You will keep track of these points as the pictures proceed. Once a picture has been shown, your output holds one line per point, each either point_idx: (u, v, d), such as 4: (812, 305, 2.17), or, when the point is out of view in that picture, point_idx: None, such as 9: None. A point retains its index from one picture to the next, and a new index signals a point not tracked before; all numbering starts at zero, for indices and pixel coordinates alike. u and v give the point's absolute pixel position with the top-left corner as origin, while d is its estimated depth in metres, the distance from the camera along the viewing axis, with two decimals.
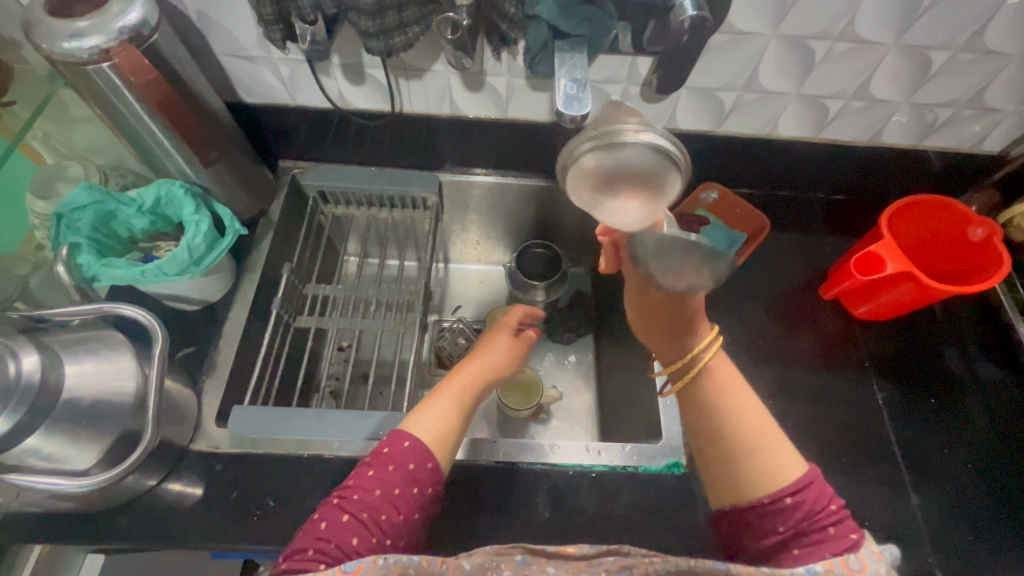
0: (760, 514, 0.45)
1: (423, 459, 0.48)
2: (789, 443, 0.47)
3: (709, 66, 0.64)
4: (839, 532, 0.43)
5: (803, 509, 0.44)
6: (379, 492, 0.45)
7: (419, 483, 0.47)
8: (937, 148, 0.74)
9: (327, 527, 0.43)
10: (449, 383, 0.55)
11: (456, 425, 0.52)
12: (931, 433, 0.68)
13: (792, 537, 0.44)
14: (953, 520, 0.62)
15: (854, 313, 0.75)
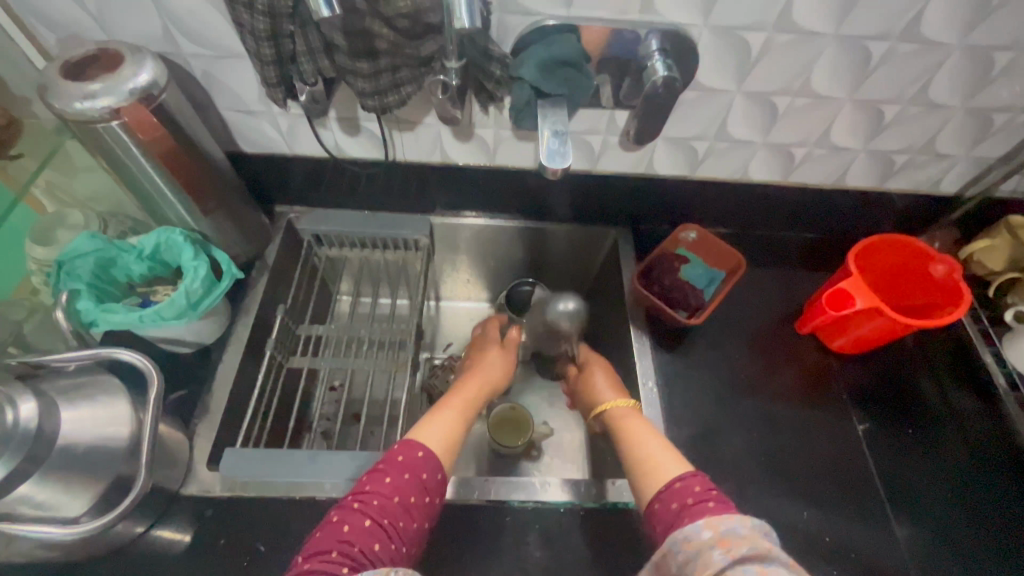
0: (660, 501, 0.49)
1: (436, 469, 0.52)
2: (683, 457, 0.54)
3: (682, 118, 0.69)
4: (719, 505, 0.46)
5: (690, 487, 0.49)
6: (396, 499, 0.49)
7: (431, 493, 0.51)
8: (898, 190, 0.79)
9: (349, 531, 0.46)
10: (452, 399, 0.63)
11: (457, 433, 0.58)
12: (912, 463, 0.70)
13: (684, 511, 0.47)
14: (939, 551, 0.64)
15: (830, 345, 0.78)
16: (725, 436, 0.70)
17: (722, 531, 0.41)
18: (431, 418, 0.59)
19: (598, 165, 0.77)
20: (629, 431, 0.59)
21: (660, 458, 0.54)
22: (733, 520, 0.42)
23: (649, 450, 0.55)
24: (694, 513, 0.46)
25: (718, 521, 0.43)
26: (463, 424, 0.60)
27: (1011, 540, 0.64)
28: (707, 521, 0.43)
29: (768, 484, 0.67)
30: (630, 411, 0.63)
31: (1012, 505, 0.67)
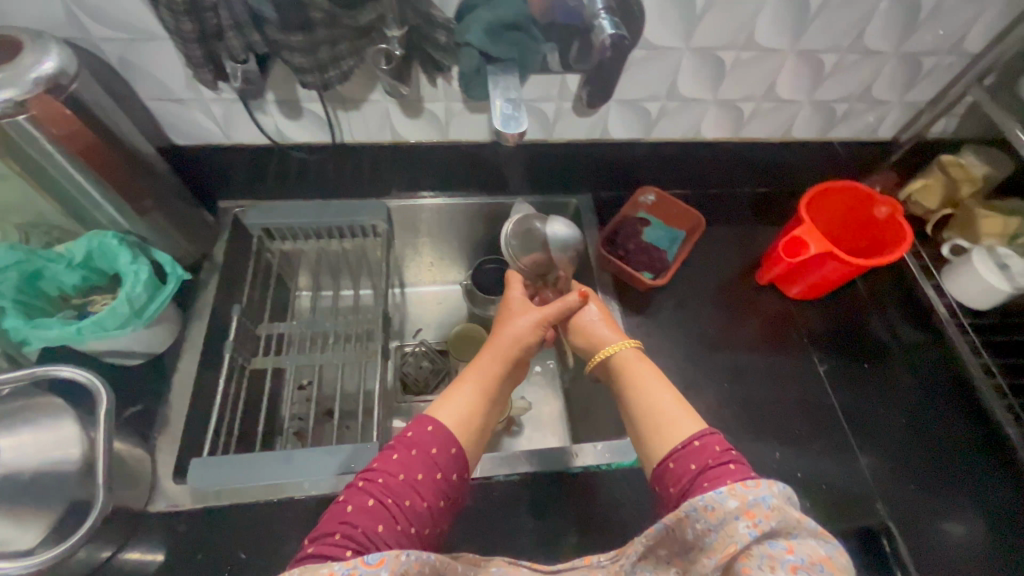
0: (675, 460, 0.49)
1: (447, 444, 0.50)
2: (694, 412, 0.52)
3: (633, 79, 0.68)
4: (739, 468, 0.46)
5: (709, 447, 0.48)
6: (402, 476, 0.48)
7: (442, 469, 0.50)
8: (840, 139, 0.82)
9: (352, 510, 0.45)
10: (470, 371, 0.58)
11: (474, 412, 0.54)
12: (870, 396, 0.74)
13: (704, 472, 0.46)
14: (898, 474, 0.68)
15: (788, 295, 0.81)
16: (699, 391, 0.72)
17: (748, 500, 0.41)
18: (451, 391, 0.56)
19: (553, 133, 0.77)
20: (639, 384, 0.56)
21: (672, 413, 0.52)
22: (760, 487, 0.41)
23: (659, 404, 0.53)
24: (713, 479, 0.45)
25: (743, 488, 0.42)
26: (486, 400, 0.56)
27: (959, 464, 0.70)
28: (730, 487, 0.42)
29: (743, 430, 0.70)
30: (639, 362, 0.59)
31: (958, 431, 0.72)
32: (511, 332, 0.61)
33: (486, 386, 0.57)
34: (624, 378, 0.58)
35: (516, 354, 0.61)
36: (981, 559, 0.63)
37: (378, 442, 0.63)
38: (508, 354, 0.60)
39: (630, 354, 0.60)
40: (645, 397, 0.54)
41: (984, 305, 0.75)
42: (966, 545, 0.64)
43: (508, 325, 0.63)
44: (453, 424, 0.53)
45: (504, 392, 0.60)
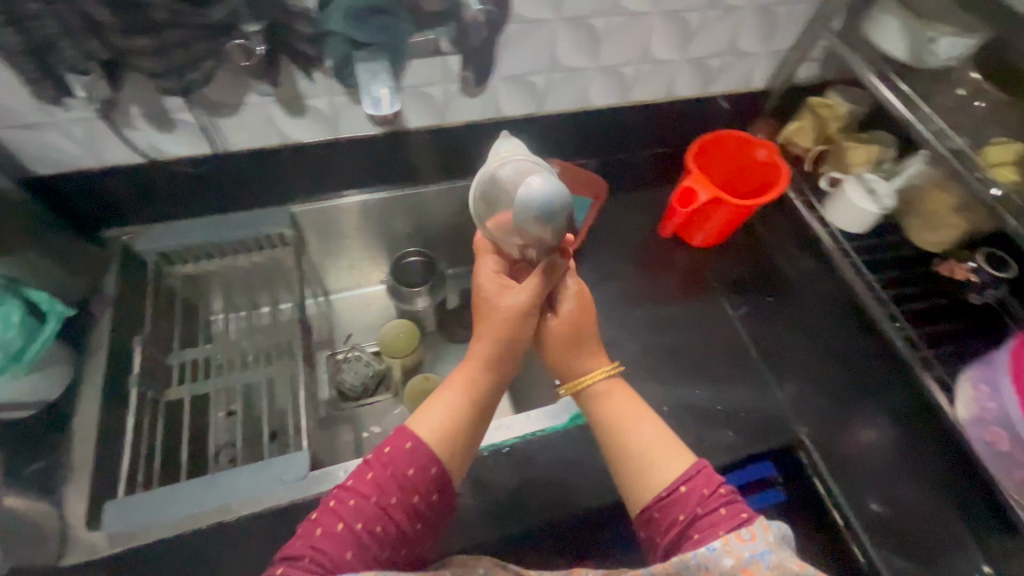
0: (662, 509, 0.48)
1: (426, 464, 0.48)
2: (681, 448, 0.51)
3: (513, 54, 0.69)
4: (729, 512, 0.46)
5: (698, 491, 0.47)
6: (375, 500, 0.46)
7: (420, 491, 0.48)
8: (722, 94, 0.87)
9: (321, 535, 0.44)
10: (459, 372, 0.54)
11: (458, 419, 0.51)
12: (777, 327, 0.80)
13: (695, 520, 0.46)
14: (807, 392, 0.75)
15: (693, 246, 0.85)
16: (623, 347, 0.76)
17: (743, 557, 0.43)
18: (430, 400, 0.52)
19: (447, 117, 0.76)
20: (620, 420, 0.53)
21: (659, 454, 0.50)
22: (756, 542, 0.43)
23: (648, 442, 0.51)
24: (703, 529, 0.45)
25: (738, 543, 0.43)
26: (469, 410, 0.52)
27: (868, 378, 0.77)
28: (726, 542, 0.43)
29: (667, 377, 0.73)
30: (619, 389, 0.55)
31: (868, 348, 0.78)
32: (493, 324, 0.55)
33: (467, 394, 0.53)
34: (601, 410, 0.54)
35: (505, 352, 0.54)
36: (890, 457, 0.72)
37: (309, 450, 0.62)
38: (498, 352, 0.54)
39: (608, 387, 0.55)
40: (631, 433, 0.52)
41: (862, 228, 0.82)
42: (877, 447, 0.73)
43: (495, 313, 0.55)
44: (435, 437, 0.50)
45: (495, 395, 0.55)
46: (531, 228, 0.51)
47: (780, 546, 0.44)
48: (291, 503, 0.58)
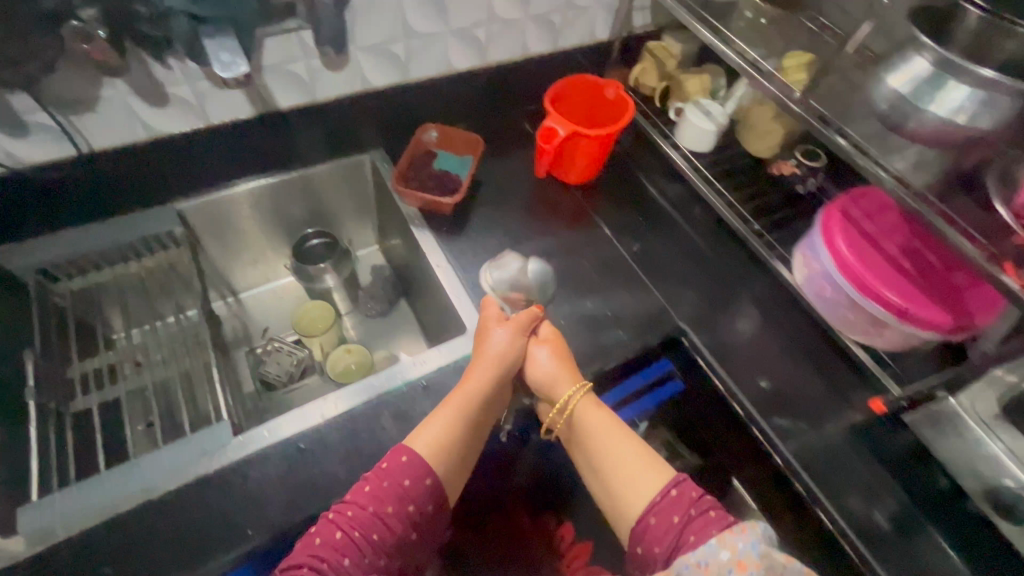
0: (655, 514, 0.56)
1: (418, 476, 0.57)
2: (663, 460, 0.61)
3: (366, 24, 0.75)
4: (717, 514, 0.55)
5: (686, 492, 0.57)
6: (369, 511, 0.55)
7: (413, 502, 0.57)
8: (573, 48, 0.97)
9: (321, 543, 0.53)
10: (454, 395, 0.63)
11: (448, 433, 0.60)
12: (652, 242, 0.91)
13: (688, 519, 0.55)
14: (684, 291, 0.86)
15: (570, 184, 0.94)
16: None
17: (737, 550, 0.49)
18: (429, 418, 0.62)
19: (318, 95, 0.81)
20: (601, 436, 0.63)
21: (637, 461, 0.60)
22: (747, 537, 0.50)
23: (630, 454, 0.61)
24: (697, 531, 0.54)
25: (731, 539, 0.51)
26: (459, 423, 0.62)
27: (732, 272, 0.89)
28: (720, 541, 0.51)
29: (563, 298, 0.81)
30: (591, 405, 0.65)
31: (727, 250, 0.91)
32: (487, 349, 0.67)
33: (459, 413, 0.62)
34: (584, 421, 0.64)
35: (497, 371, 0.66)
36: (760, 333, 0.82)
37: (229, 421, 0.64)
38: (490, 374, 0.65)
39: (589, 403, 0.65)
40: (619, 447, 0.61)
41: (708, 147, 0.94)
42: (748, 329, 0.83)
43: (489, 342, 0.68)
44: (430, 451, 0.59)
45: (486, 413, 0.65)
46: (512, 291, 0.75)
47: (767, 538, 0.51)
48: (216, 470, 0.60)
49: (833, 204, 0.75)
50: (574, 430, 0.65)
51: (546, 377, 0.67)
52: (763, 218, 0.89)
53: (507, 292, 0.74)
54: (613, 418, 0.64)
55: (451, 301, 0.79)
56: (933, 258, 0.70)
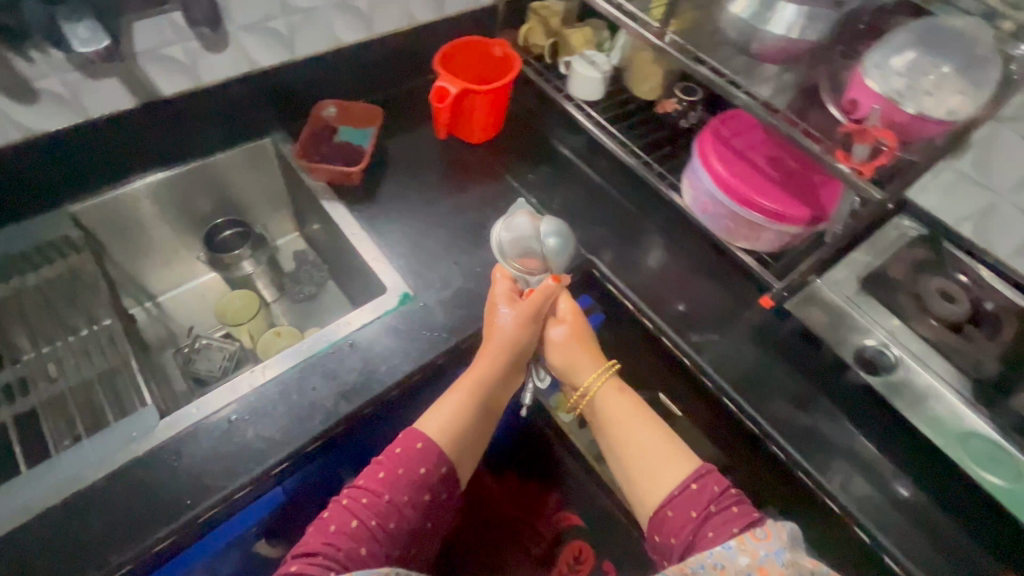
0: (675, 508, 0.61)
1: (434, 462, 0.64)
2: (686, 452, 0.66)
3: (240, 1, 0.76)
4: (740, 511, 0.59)
5: (709, 487, 0.62)
6: (385, 498, 0.61)
7: (426, 491, 0.63)
8: (460, 13, 1.00)
9: (334, 529, 0.58)
10: (468, 379, 0.70)
11: (463, 417, 0.68)
12: (559, 190, 0.96)
13: (707, 511, 0.60)
14: (592, 229, 0.92)
15: (475, 144, 0.98)
16: (437, 237, 0.85)
17: (758, 556, 0.53)
18: (443, 401, 0.69)
19: (203, 78, 0.80)
20: (619, 420, 0.70)
21: (657, 448, 0.66)
22: (770, 542, 0.53)
23: (648, 440, 0.67)
24: (717, 527, 0.58)
25: (754, 544, 0.54)
26: (469, 406, 0.69)
27: (634, 208, 0.96)
28: (742, 544, 0.54)
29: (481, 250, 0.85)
30: (611, 393, 0.72)
31: (627, 188, 0.98)
32: (498, 336, 0.72)
33: (470, 395, 0.70)
34: (602, 405, 0.71)
35: (511, 353, 0.72)
36: (663, 257, 0.90)
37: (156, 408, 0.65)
38: (500, 358, 0.72)
39: (609, 390, 0.72)
40: (639, 434, 0.68)
41: (597, 95, 1.00)
42: (653, 256, 0.90)
43: (501, 329, 0.72)
44: (441, 434, 0.66)
45: (498, 391, 0.72)
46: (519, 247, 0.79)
47: (792, 541, 0.54)
48: (147, 452, 0.61)
49: (706, 128, 0.83)
50: (592, 412, 0.72)
51: (573, 363, 0.74)
52: (657, 152, 0.97)
53: (521, 256, 0.79)
54: (634, 403, 0.71)
55: (370, 264, 0.81)
56: (795, 163, 0.79)
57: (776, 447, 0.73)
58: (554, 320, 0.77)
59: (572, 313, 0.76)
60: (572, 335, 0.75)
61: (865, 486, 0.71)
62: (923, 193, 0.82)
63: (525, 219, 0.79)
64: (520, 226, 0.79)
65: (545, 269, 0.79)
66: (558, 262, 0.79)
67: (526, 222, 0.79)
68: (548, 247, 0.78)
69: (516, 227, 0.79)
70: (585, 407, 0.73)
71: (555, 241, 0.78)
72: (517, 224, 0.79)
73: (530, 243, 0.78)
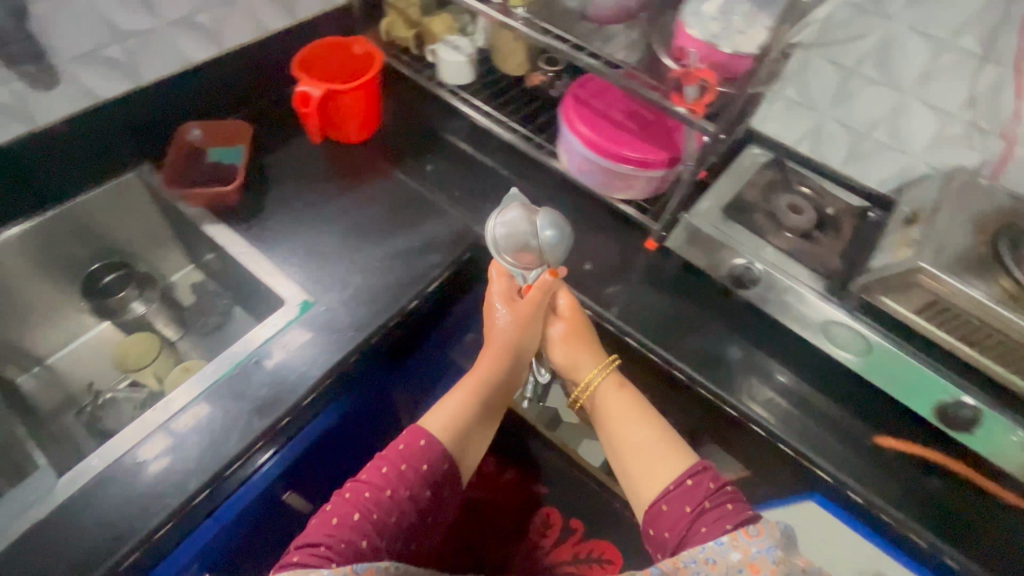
0: (670, 502, 0.64)
1: (435, 459, 0.68)
2: (685, 448, 0.69)
3: (63, 32, 0.72)
4: (734, 508, 0.62)
5: (706, 483, 0.64)
6: (388, 494, 0.64)
7: (425, 486, 0.67)
8: (315, 15, 1.00)
9: (337, 522, 0.62)
10: (469, 376, 0.75)
11: (463, 414, 0.73)
12: (449, 175, 0.99)
13: (700, 506, 0.63)
14: (485, 206, 0.95)
15: (356, 143, 0.99)
16: (330, 240, 0.86)
17: (750, 552, 0.57)
18: (446, 398, 0.74)
19: (40, 119, 0.76)
20: (617, 413, 0.73)
21: (655, 443, 0.69)
22: (762, 540, 0.57)
23: (645, 432, 0.70)
24: (709, 523, 0.61)
25: (745, 540, 0.58)
26: (470, 403, 0.74)
27: (523, 180, 1.00)
28: (734, 540, 0.58)
29: (377, 245, 0.86)
30: (611, 389, 0.75)
31: (511, 161, 1.02)
32: (499, 335, 0.76)
33: (471, 391, 0.75)
34: (600, 402, 0.75)
35: (509, 351, 0.76)
36: None
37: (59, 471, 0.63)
38: (499, 355, 0.76)
39: (609, 385, 0.75)
40: (636, 428, 0.71)
41: (470, 78, 1.03)
42: None
43: (496, 328, 0.76)
44: (441, 432, 0.70)
45: (500, 385, 0.77)
46: (512, 242, 0.78)
47: (781, 539, 0.58)
48: (54, 512, 0.60)
49: (567, 94, 0.88)
50: (592, 405, 0.76)
51: (573, 362, 0.77)
52: (533, 122, 1.02)
53: (517, 251, 0.78)
54: (632, 398, 0.74)
55: (268, 279, 0.81)
56: (648, 112, 0.87)
57: (675, 370, 0.81)
58: (553, 317, 0.80)
59: (572, 309, 0.80)
60: (570, 332, 0.78)
61: (761, 388, 0.80)
62: (764, 121, 0.93)
63: (518, 214, 0.77)
64: (514, 221, 0.77)
65: (541, 262, 0.79)
66: (555, 255, 0.78)
67: (515, 217, 0.77)
68: (544, 241, 0.77)
69: (510, 222, 0.77)
70: (587, 401, 0.76)
71: (550, 235, 0.77)
72: (510, 217, 0.78)
73: (524, 239, 0.77)
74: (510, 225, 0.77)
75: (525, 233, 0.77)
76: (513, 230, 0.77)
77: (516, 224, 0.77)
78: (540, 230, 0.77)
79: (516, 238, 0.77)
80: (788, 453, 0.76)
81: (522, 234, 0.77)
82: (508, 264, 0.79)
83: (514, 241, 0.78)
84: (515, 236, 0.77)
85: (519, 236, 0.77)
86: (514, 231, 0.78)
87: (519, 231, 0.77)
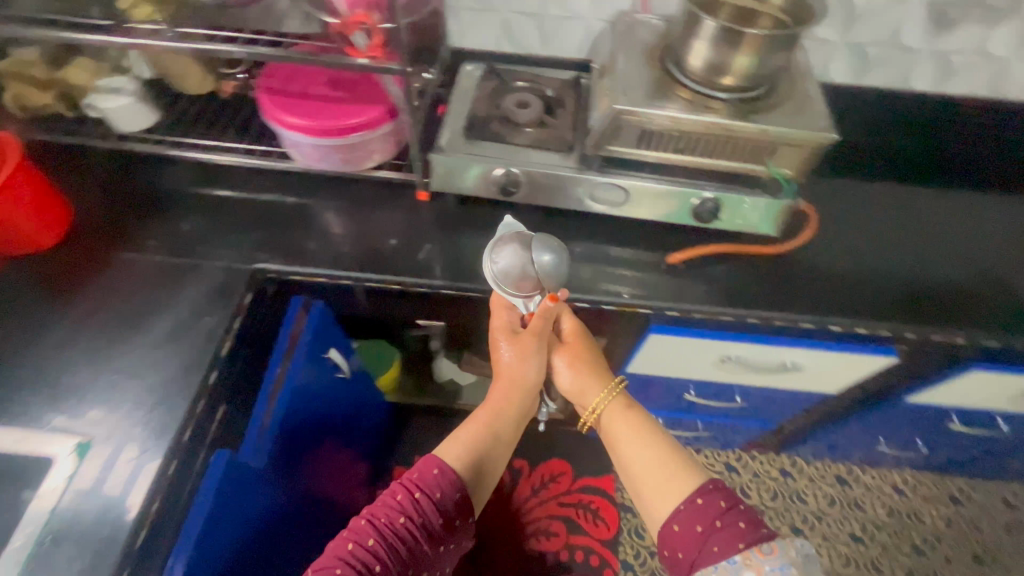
0: (679, 522, 0.62)
1: (448, 489, 0.65)
2: (696, 465, 0.67)
3: None
4: (748, 526, 0.59)
5: (716, 500, 0.62)
6: (404, 519, 0.62)
7: (442, 507, 0.64)
8: None
9: (353, 548, 0.59)
10: (481, 410, 0.75)
11: (477, 445, 0.71)
12: (189, 223, 0.88)
13: (710, 523, 0.61)
14: (248, 236, 0.86)
15: (58, 245, 0.84)
16: (78, 361, 0.73)
17: (763, 570, 0.55)
18: (456, 434, 0.73)
19: None
20: (622, 430, 0.73)
21: (664, 457, 0.68)
22: (776, 557, 0.56)
23: (654, 448, 0.69)
24: (721, 543, 0.59)
25: (759, 559, 0.56)
26: (479, 436, 0.72)
27: (277, 190, 0.92)
28: (747, 557, 0.56)
29: (139, 336, 0.76)
30: (619, 408, 0.75)
31: (250, 181, 0.94)
32: (507, 370, 0.76)
33: (484, 424, 0.73)
34: (609, 425, 0.75)
35: (519, 391, 0.76)
36: (330, 216, 0.90)
37: None
38: (507, 393, 0.76)
39: (616, 406, 0.75)
40: (643, 447, 0.70)
41: (150, 123, 0.91)
42: (328, 224, 0.89)
43: (502, 364, 0.76)
44: (456, 463, 0.69)
45: (512, 417, 0.76)
46: (515, 276, 0.74)
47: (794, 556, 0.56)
48: None
49: (258, 90, 0.82)
50: (601, 424, 0.76)
51: (574, 387, 0.79)
52: (250, 130, 0.94)
53: (516, 283, 0.75)
54: (639, 419, 0.73)
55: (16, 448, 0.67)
56: (349, 75, 0.84)
57: None
58: (557, 344, 0.81)
59: (575, 334, 0.82)
60: (572, 362, 0.79)
61: (578, 268, 0.86)
62: (462, 35, 0.95)
63: (512, 249, 0.74)
64: (510, 252, 0.75)
65: (541, 289, 0.76)
66: (554, 280, 0.76)
67: (511, 250, 0.74)
68: (542, 267, 0.74)
69: (506, 253, 0.75)
70: (594, 423, 0.77)
71: (547, 259, 0.74)
72: (507, 253, 0.75)
73: (526, 267, 0.74)
74: (505, 258, 0.74)
75: (525, 261, 0.74)
76: (513, 265, 0.74)
77: (514, 257, 0.74)
78: (540, 256, 0.74)
79: (514, 270, 0.74)
80: (615, 310, 0.84)
81: (523, 265, 0.74)
82: (510, 296, 0.77)
83: (513, 274, 0.74)
84: (514, 270, 0.74)
85: (517, 267, 0.74)
86: (512, 265, 0.74)
87: (517, 263, 0.74)
